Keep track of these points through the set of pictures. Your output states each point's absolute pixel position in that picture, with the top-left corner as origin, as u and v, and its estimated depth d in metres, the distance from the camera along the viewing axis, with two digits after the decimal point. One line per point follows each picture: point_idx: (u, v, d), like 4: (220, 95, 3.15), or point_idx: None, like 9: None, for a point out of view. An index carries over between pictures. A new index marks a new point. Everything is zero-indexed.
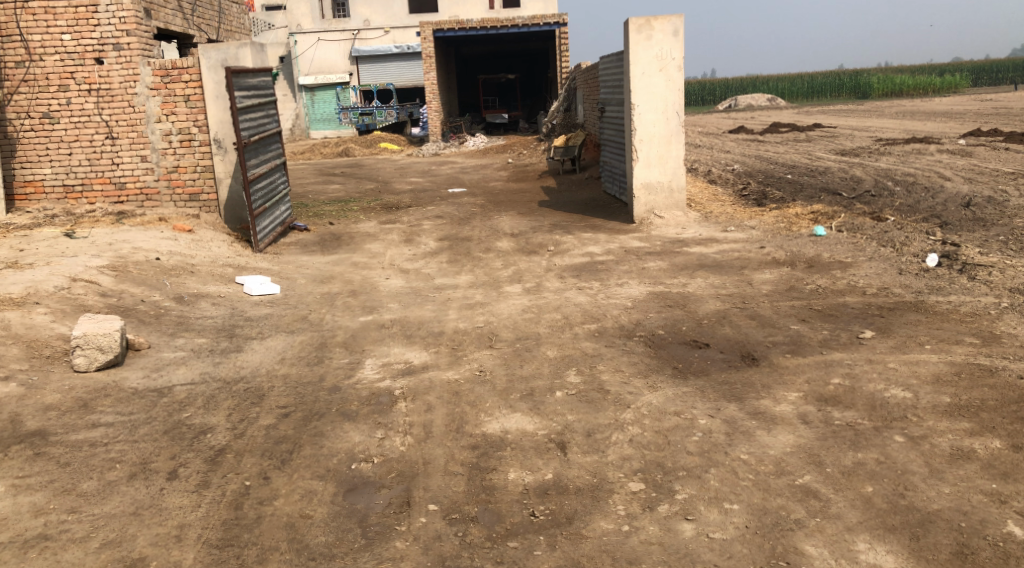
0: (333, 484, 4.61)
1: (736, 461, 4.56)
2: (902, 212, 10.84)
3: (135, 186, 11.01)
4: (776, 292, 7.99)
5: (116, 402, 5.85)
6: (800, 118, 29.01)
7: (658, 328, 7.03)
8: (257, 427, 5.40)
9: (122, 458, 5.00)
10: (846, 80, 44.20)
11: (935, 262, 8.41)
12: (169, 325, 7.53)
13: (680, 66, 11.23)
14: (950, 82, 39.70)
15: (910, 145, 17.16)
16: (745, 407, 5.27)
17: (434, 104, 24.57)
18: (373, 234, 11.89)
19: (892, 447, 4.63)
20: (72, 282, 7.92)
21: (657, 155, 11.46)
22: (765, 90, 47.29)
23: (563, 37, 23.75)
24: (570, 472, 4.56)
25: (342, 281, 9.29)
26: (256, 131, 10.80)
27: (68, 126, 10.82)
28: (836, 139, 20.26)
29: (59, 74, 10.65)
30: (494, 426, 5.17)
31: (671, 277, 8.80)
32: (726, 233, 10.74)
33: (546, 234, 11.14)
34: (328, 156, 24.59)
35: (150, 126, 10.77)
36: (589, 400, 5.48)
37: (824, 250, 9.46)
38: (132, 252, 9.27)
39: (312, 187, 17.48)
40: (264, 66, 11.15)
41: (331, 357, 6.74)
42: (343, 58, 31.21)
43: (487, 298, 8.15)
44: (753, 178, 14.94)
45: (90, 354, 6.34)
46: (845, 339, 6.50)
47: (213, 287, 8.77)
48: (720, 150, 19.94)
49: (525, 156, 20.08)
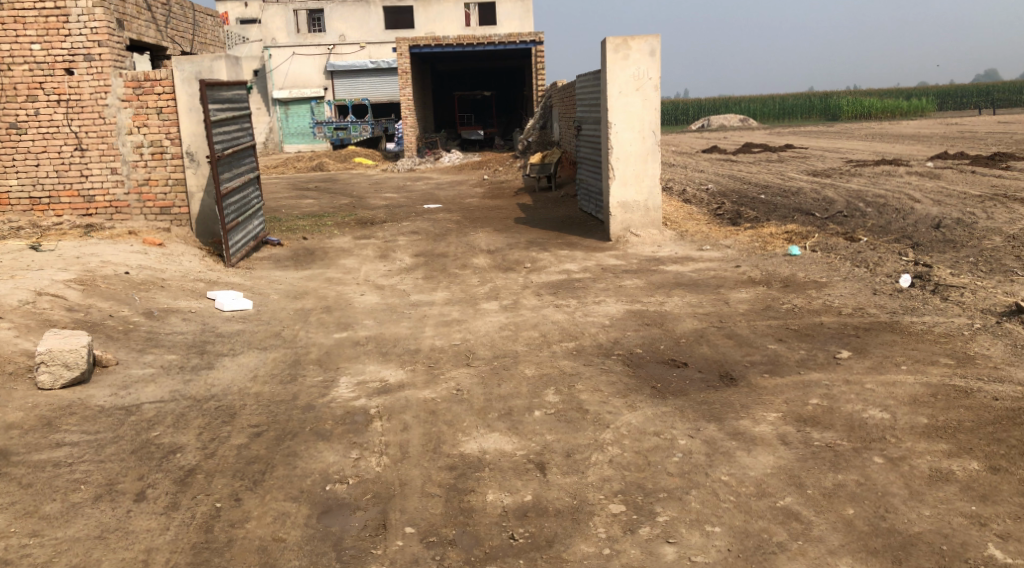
0: (307, 506, 4.50)
1: (717, 483, 4.52)
2: (875, 233, 10.94)
3: (104, 199, 10.81)
4: (753, 311, 8.00)
5: (82, 420, 5.70)
6: (771, 139, 29.32)
7: (635, 346, 6.99)
8: (228, 446, 5.27)
9: (87, 479, 4.85)
10: (816, 102, 44.81)
11: (908, 283, 8.48)
12: (138, 341, 7.37)
13: (656, 85, 11.29)
14: (917, 105, 40.39)
15: (881, 167, 17.38)
16: (725, 427, 5.24)
17: (409, 120, 24.53)
18: (348, 250, 11.78)
19: (872, 468, 4.62)
20: (38, 296, 7.74)
21: (634, 173, 11.49)
22: (737, 110, 47.82)
23: (539, 55, 23.84)
24: (550, 493, 4.49)
25: (316, 297, 9.17)
26: (230, 145, 10.67)
27: (35, 137, 10.62)
28: (808, 160, 20.48)
29: (28, 84, 10.46)
30: (471, 446, 5.09)
31: (647, 295, 8.79)
32: (702, 252, 10.77)
33: (522, 251, 11.10)
34: (302, 171, 24.44)
35: (121, 138, 10.61)
36: (568, 420, 5.42)
37: (799, 270, 9.51)
38: (101, 266, 9.09)
39: (286, 201, 17.34)
40: (239, 80, 11.06)
41: (305, 374, 6.63)
42: (318, 73, 31.16)
43: (464, 316, 8.08)
44: (728, 197, 15.04)
45: (55, 371, 6.18)
46: (822, 359, 6.51)
47: (184, 302, 8.61)
48: (693, 169, 20.07)
49: (501, 173, 20.06)
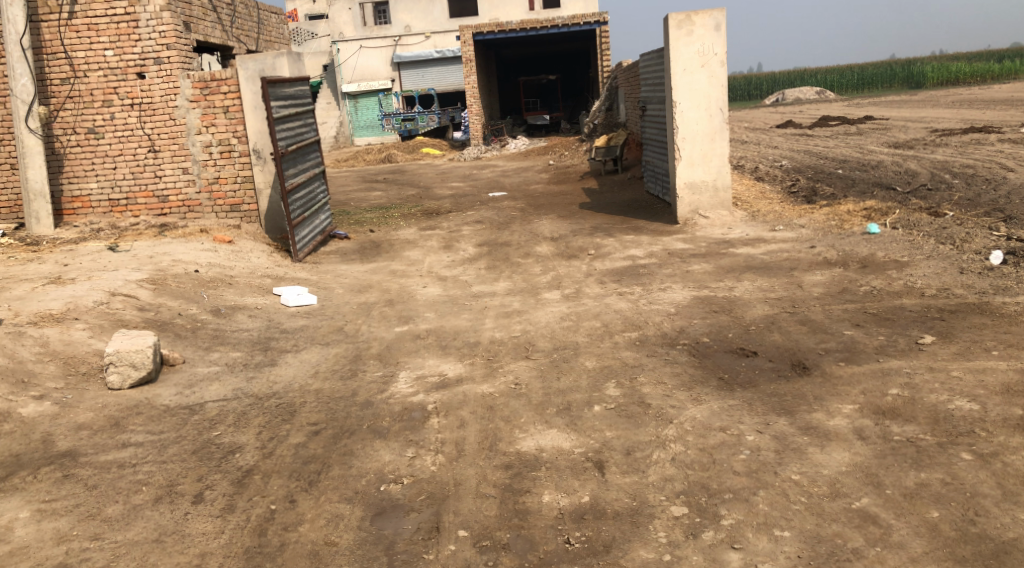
0: (361, 508, 4.42)
1: (787, 483, 4.26)
2: (961, 206, 10.34)
3: (177, 198, 11.00)
4: (828, 295, 7.63)
5: (147, 421, 5.74)
6: (850, 111, 28.26)
7: (702, 335, 6.73)
8: (287, 445, 5.24)
9: (149, 480, 4.87)
10: (898, 71, 42.98)
11: (1000, 260, 7.96)
12: (205, 339, 7.45)
13: (722, 61, 10.87)
14: (1009, 68, 38.33)
15: (969, 135, 16.51)
16: (796, 421, 4.96)
17: (474, 108, 24.46)
18: (412, 241, 11.75)
19: (959, 466, 4.29)
20: (111, 296, 7.89)
21: (701, 153, 11.13)
22: (813, 83, 46.38)
23: (605, 36, 23.38)
24: (608, 495, 4.30)
25: (379, 290, 9.15)
26: (294, 141, 10.74)
27: (112, 141, 10.83)
28: (889, 131, 19.61)
29: (103, 90, 10.68)
30: (528, 444, 4.94)
31: (716, 280, 8.48)
32: (774, 233, 10.36)
33: (587, 238, 10.87)
34: (371, 163, 24.64)
35: (190, 138, 10.77)
36: (629, 415, 5.22)
37: (879, 249, 9.05)
38: (171, 264, 9.24)
39: (353, 194, 17.43)
40: (301, 76, 11.12)
41: (365, 370, 6.57)
42: (386, 65, 31.18)
43: (525, 306, 7.92)
44: (802, 174, 14.48)
45: (123, 371, 6.27)
46: (903, 345, 6.14)
47: (250, 299, 8.69)
48: (766, 145, 19.46)
49: (567, 157, 19.81)
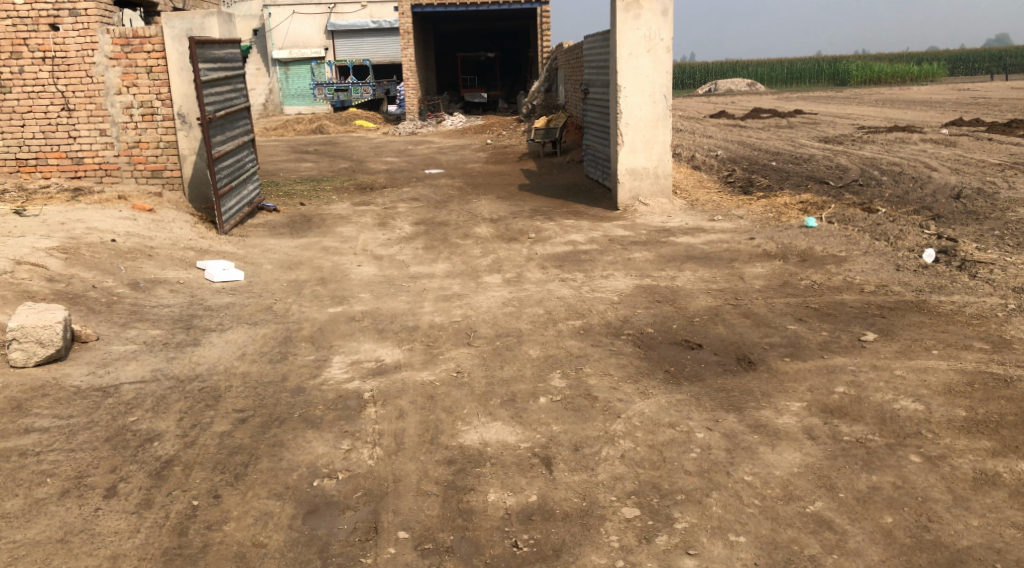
0: (292, 505, 4.13)
1: (740, 484, 4.13)
2: (893, 203, 10.48)
3: (92, 161, 10.35)
4: (769, 288, 7.58)
5: (55, 403, 5.30)
6: (780, 104, 28.68)
7: (646, 326, 6.59)
8: (210, 434, 4.89)
9: (55, 470, 4.46)
10: (825, 66, 43.88)
11: (933, 258, 8.06)
12: (121, 315, 6.97)
13: (668, 47, 10.74)
14: (928, 70, 39.60)
15: (894, 133, 16.87)
16: (745, 418, 4.85)
17: (409, 82, 23.98)
18: (346, 216, 11.34)
19: (909, 469, 4.23)
20: (16, 265, 7.32)
21: (644, 139, 11.01)
22: (744, 74, 47.11)
23: (545, 16, 23.10)
24: (556, 494, 4.11)
25: (310, 267, 8.75)
26: (222, 107, 10.18)
27: (21, 95, 10.17)
28: (819, 125, 19.92)
29: (11, 40, 9.98)
30: (472, 437, 4.71)
31: (657, 269, 8.36)
32: (714, 222, 10.32)
33: (526, 221, 10.66)
34: (301, 133, 23.88)
35: (109, 98, 10.11)
36: (575, 408, 5.03)
37: (816, 242, 9.07)
38: (86, 233, 8.66)
39: (284, 165, 16.83)
40: (231, 38, 10.54)
41: (295, 353, 6.22)
42: (319, 32, 30.28)
43: (465, 290, 7.66)
44: (738, 165, 14.55)
45: (28, 348, 5.77)
46: (846, 341, 6.10)
47: (172, 273, 8.19)
48: (701, 135, 19.53)
49: (504, 137, 19.54)
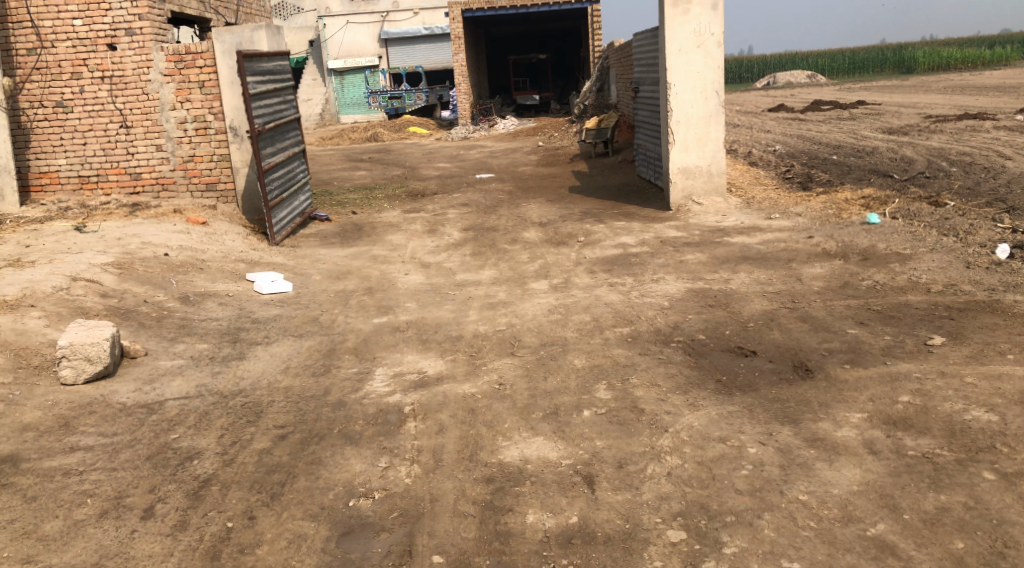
0: (326, 527, 4.03)
1: (794, 504, 3.89)
2: (962, 196, 9.99)
3: (150, 176, 10.50)
4: (829, 289, 7.25)
5: (100, 420, 5.31)
6: (842, 95, 27.82)
7: (697, 332, 6.35)
8: (250, 451, 4.83)
9: (95, 491, 4.45)
10: (889, 55, 42.52)
11: (1006, 254, 7.62)
12: (171, 329, 7.01)
13: (719, 41, 10.42)
14: (1000, 54, 38.08)
15: (963, 122, 16.17)
16: (801, 431, 4.59)
17: (461, 87, 23.98)
18: (396, 224, 11.30)
19: (982, 487, 3.93)
20: (72, 282, 7.42)
21: (696, 137, 10.72)
22: (804, 66, 46.04)
23: (596, 16, 22.85)
24: (598, 515, 3.93)
25: (358, 277, 8.70)
26: (272, 118, 10.23)
27: (82, 115, 10.33)
28: (882, 116, 19.23)
29: (72, 61, 10.15)
30: (512, 454, 4.55)
31: (711, 271, 8.08)
32: (770, 221, 9.98)
33: (576, 224, 10.47)
34: (356, 142, 24.07)
35: (164, 114, 10.25)
36: (620, 422, 4.83)
37: (879, 240, 8.68)
38: (140, 247, 8.77)
39: (338, 174, 16.94)
40: (279, 50, 10.59)
41: (339, 366, 6.15)
42: (373, 42, 30.49)
43: (511, 298, 7.51)
44: (796, 160, 14.11)
45: (77, 365, 5.80)
46: (911, 346, 5.77)
47: (221, 286, 8.22)
48: (759, 129, 19.05)
49: (556, 139, 19.36)
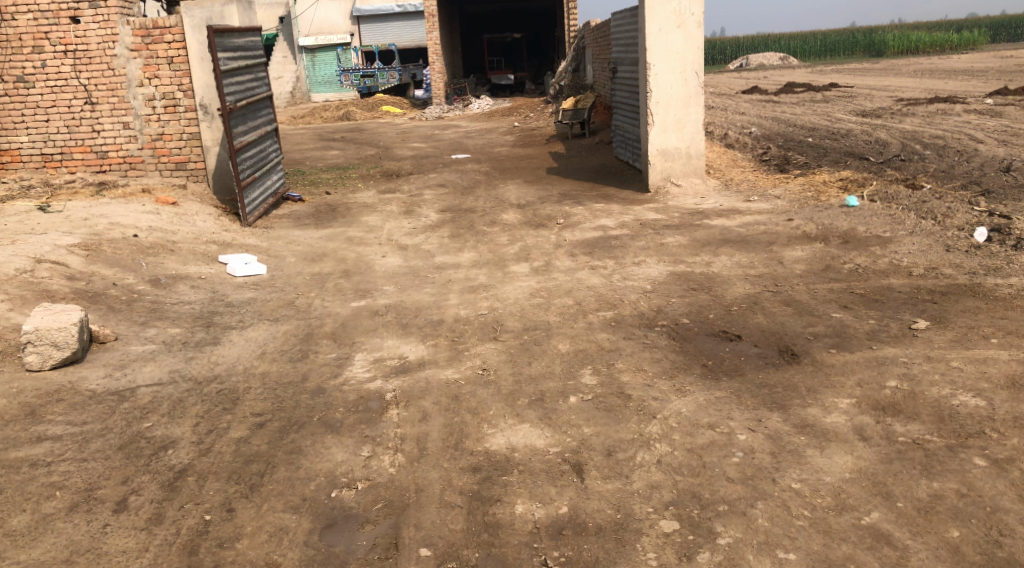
0: (308, 519, 3.92)
1: (788, 492, 3.83)
2: (938, 179, 10.00)
3: (117, 154, 10.20)
4: (811, 273, 7.21)
5: (69, 409, 5.12)
6: (815, 77, 27.93)
7: (682, 316, 6.28)
8: (226, 440, 4.68)
9: (65, 483, 4.28)
10: (859, 38, 42.72)
11: (985, 237, 7.63)
12: (141, 313, 6.80)
13: (699, 21, 10.31)
14: (967, 38, 38.44)
15: (935, 105, 16.25)
16: (790, 417, 4.53)
17: (435, 66, 23.69)
18: (371, 205, 11.10)
19: (975, 474, 3.89)
20: (37, 264, 7.17)
21: (675, 118, 10.63)
22: (776, 49, 46.15)
23: None
24: (589, 505, 3.86)
25: (334, 259, 8.53)
26: (244, 96, 9.97)
27: (44, 90, 10.01)
28: (855, 99, 19.29)
29: (33, 35, 9.81)
30: (498, 442, 4.45)
31: (692, 254, 8.02)
32: (749, 203, 9.93)
33: (555, 205, 10.35)
34: (328, 121, 23.71)
35: (131, 90, 9.94)
36: (607, 408, 4.74)
37: (859, 223, 8.66)
38: (108, 228, 8.52)
39: (310, 153, 16.65)
40: (250, 26, 10.31)
41: (317, 351, 6.00)
42: (345, 19, 30.08)
43: (491, 281, 7.39)
44: (773, 142, 14.08)
45: (43, 351, 5.60)
46: (896, 330, 5.74)
47: (194, 268, 8.01)
48: (734, 111, 19.02)
49: (532, 120, 19.19)
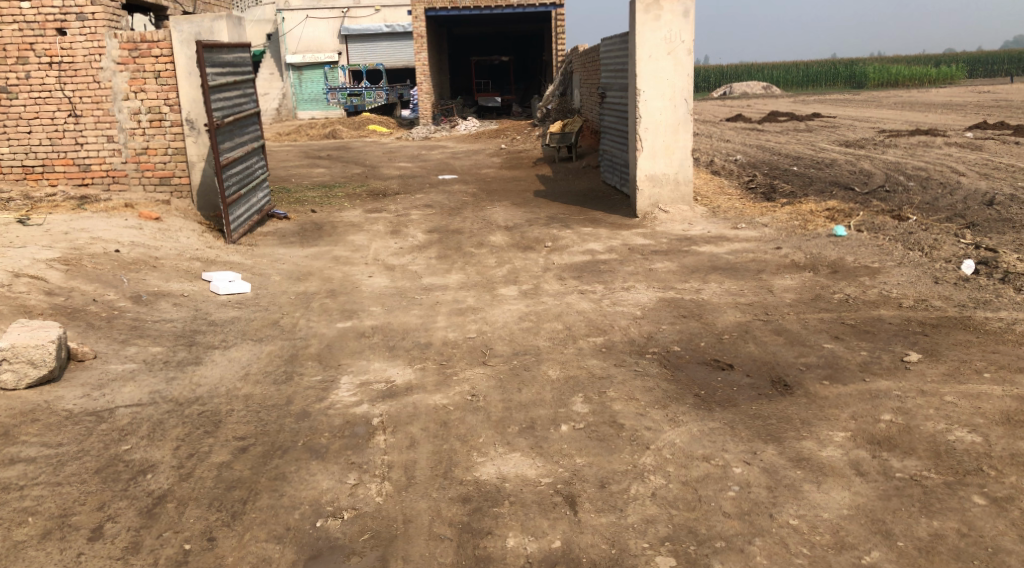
0: (293, 550, 3.82)
1: (785, 529, 3.80)
2: (923, 210, 10.04)
3: (100, 168, 10.06)
4: (801, 302, 7.18)
5: (44, 429, 4.97)
6: (798, 107, 28.17)
7: (672, 343, 6.21)
8: (208, 465, 4.55)
9: (38, 508, 4.13)
10: (841, 69, 43.24)
11: (972, 270, 7.63)
12: (122, 331, 6.65)
13: (689, 49, 10.35)
14: (946, 73, 39.04)
15: (917, 137, 16.39)
16: (786, 450, 4.45)
17: (422, 86, 23.71)
18: (357, 224, 11.00)
19: (974, 512, 3.86)
20: (14, 278, 7.01)
21: (664, 144, 10.63)
22: (759, 77, 46.63)
23: (559, 20, 22.70)
24: (583, 540, 3.78)
25: (320, 278, 8.42)
26: (231, 112, 9.87)
27: (27, 102, 9.87)
28: (838, 129, 19.44)
29: (18, 45, 9.68)
30: (489, 471, 4.35)
31: (681, 281, 7.97)
32: (737, 230, 9.92)
33: (543, 228, 10.29)
34: (314, 138, 23.61)
35: (117, 104, 9.82)
36: (599, 437, 4.66)
37: (847, 253, 8.65)
38: (89, 243, 8.37)
39: (296, 170, 16.51)
40: (240, 42, 10.23)
41: (301, 373, 5.87)
42: (332, 37, 29.93)
43: (480, 303, 7.29)
44: (759, 169, 14.12)
45: (19, 369, 5.43)
46: (888, 362, 5.70)
47: (176, 285, 7.86)
48: (720, 138, 19.11)
49: (518, 142, 19.18)
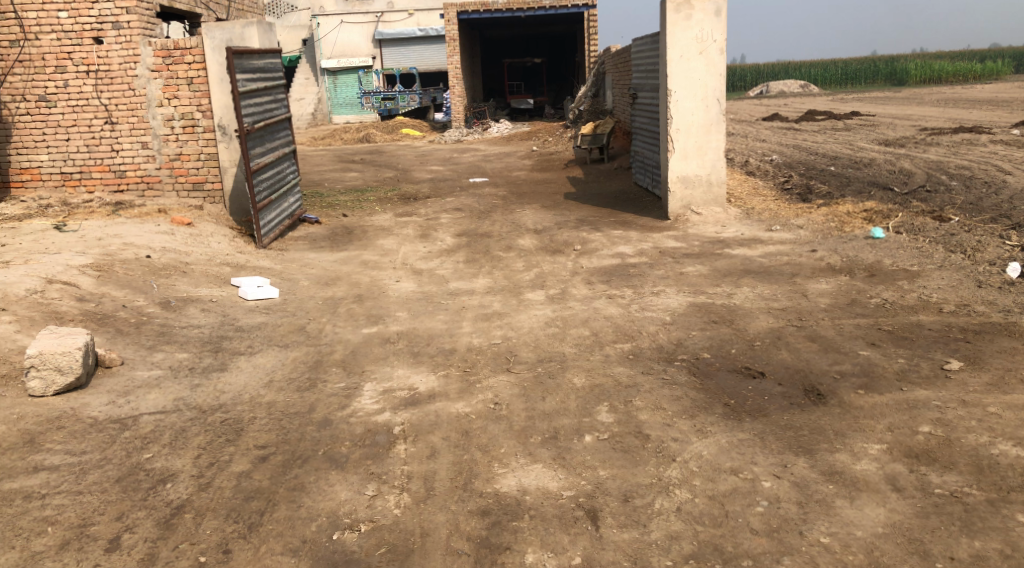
0: (309, 564, 3.76)
1: (816, 548, 3.66)
2: (966, 211, 9.74)
3: (134, 174, 10.14)
4: (836, 307, 6.97)
5: (69, 437, 4.97)
6: (837, 105, 27.65)
7: (702, 350, 6.06)
8: (228, 474, 4.51)
9: (58, 517, 4.13)
10: (881, 66, 42.43)
11: (1018, 273, 7.35)
12: (150, 337, 6.66)
13: (721, 49, 10.16)
14: (991, 68, 38.09)
15: (960, 135, 15.96)
16: (818, 464, 4.30)
17: (455, 89, 23.68)
18: (387, 228, 10.96)
19: (1017, 532, 3.68)
20: (46, 284, 7.06)
21: (696, 145, 10.45)
22: (797, 76, 45.93)
23: (592, 20, 22.50)
24: (604, 557, 3.68)
25: (348, 283, 8.39)
26: (261, 117, 9.89)
27: (65, 110, 9.98)
28: (878, 127, 19.01)
29: (56, 55, 9.82)
30: (509, 483, 4.25)
31: (713, 285, 7.79)
32: (771, 233, 9.72)
33: (572, 232, 10.17)
34: (348, 142, 23.72)
35: (150, 111, 9.90)
36: (624, 449, 4.53)
37: (885, 255, 8.41)
38: (121, 248, 8.43)
39: (329, 175, 16.57)
40: (270, 48, 10.26)
41: (325, 380, 5.83)
42: (366, 41, 30.15)
43: (506, 308, 7.20)
44: (795, 170, 13.84)
45: (46, 377, 5.45)
46: (927, 370, 5.50)
47: (205, 290, 7.88)
48: (756, 138, 18.81)
49: (551, 144, 19.06)
